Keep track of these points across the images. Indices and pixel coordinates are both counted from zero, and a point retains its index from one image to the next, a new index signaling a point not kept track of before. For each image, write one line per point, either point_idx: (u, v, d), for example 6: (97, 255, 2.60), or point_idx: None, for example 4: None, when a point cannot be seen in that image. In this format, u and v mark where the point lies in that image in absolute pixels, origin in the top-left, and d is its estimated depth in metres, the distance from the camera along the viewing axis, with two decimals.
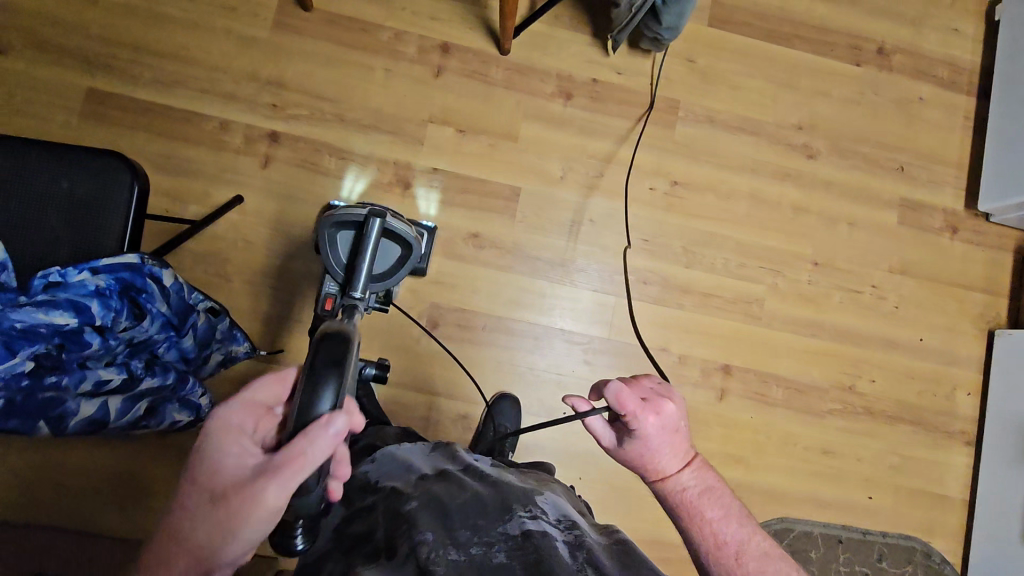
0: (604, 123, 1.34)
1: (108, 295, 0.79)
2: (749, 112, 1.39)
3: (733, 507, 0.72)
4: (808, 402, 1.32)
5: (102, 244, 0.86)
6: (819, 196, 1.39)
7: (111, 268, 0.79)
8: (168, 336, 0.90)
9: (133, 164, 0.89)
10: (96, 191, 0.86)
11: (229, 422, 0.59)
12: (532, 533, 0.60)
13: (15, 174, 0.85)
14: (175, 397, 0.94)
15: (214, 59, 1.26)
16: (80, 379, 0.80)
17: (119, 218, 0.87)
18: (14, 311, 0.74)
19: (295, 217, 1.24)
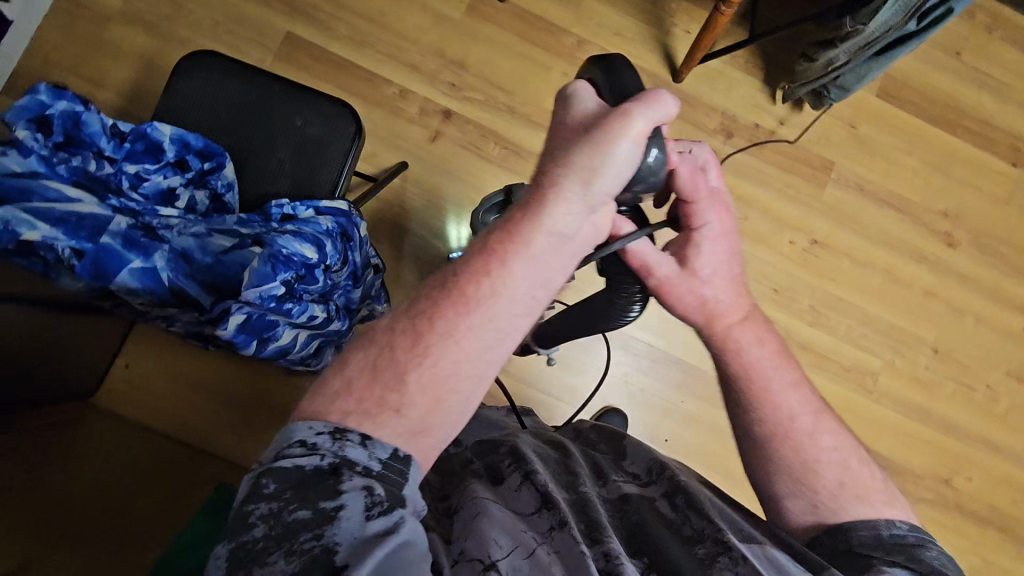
0: (757, 168, 1.36)
1: (334, 236, 0.82)
2: (899, 189, 1.40)
3: (796, 373, 0.78)
4: (903, 486, 1.31)
5: (318, 184, 0.89)
6: (951, 286, 1.39)
7: (331, 211, 0.84)
8: (349, 285, 0.93)
9: (358, 116, 0.92)
10: (323, 133, 0.89)
11: (563, 138, 0.63)
12: (628, 493, 0.73)
13: (257, 105, 0.89)
14: (334, 342, 0.97)
15: (406, 29, 1.31)
16: (302, 311, 0.78)
17: (337, 163, 0.90)
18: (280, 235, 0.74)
19: (450, 194, 1.28)
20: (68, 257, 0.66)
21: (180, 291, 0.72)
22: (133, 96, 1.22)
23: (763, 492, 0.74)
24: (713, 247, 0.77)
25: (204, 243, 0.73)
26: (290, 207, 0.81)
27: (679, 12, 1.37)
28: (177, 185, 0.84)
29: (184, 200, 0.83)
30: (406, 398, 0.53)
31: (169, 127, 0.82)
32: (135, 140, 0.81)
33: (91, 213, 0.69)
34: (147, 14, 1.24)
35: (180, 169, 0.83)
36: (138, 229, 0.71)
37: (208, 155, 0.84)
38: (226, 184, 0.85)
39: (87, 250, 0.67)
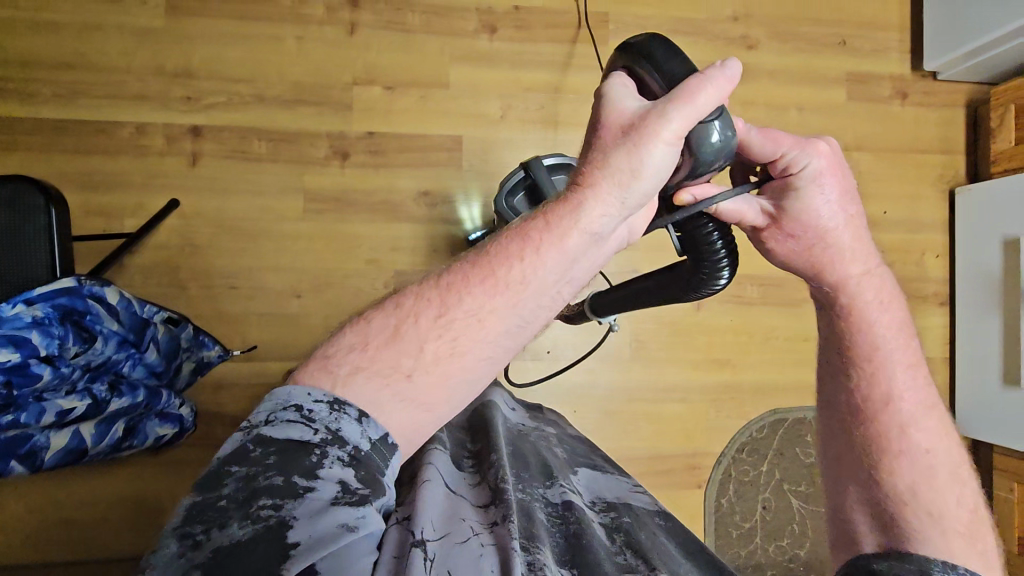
0: (536, 51, 1.29)
1: (47, 324, 0.76)
2: (681, 12, 1.33)
3: (915, 354, 0.69)
4: (785, 295, 1.33)
5: (36, 270, 0.82)
6: (765, 87, 1.35)
7: (45, 295, 0.77)
8: (130, 354, 0.88)
9: (43, 184, 0.84)
10: (12, 219, 0.81)
11: (617, 131, 0.53)
12: (573, 503, 0.73)
13: None
14: (150, 411, 0.93)
15: (114, 59, 1.18)
16: (40, 412, 0.79)
17: (45, 241, 0.83)
18: None
19: (238, 211, 1.19)
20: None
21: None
22: None
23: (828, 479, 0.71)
24: (828, 190, 0.63)
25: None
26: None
27: None
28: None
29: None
30: (425, 382, 0.54)
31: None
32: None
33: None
34: None
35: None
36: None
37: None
38: None
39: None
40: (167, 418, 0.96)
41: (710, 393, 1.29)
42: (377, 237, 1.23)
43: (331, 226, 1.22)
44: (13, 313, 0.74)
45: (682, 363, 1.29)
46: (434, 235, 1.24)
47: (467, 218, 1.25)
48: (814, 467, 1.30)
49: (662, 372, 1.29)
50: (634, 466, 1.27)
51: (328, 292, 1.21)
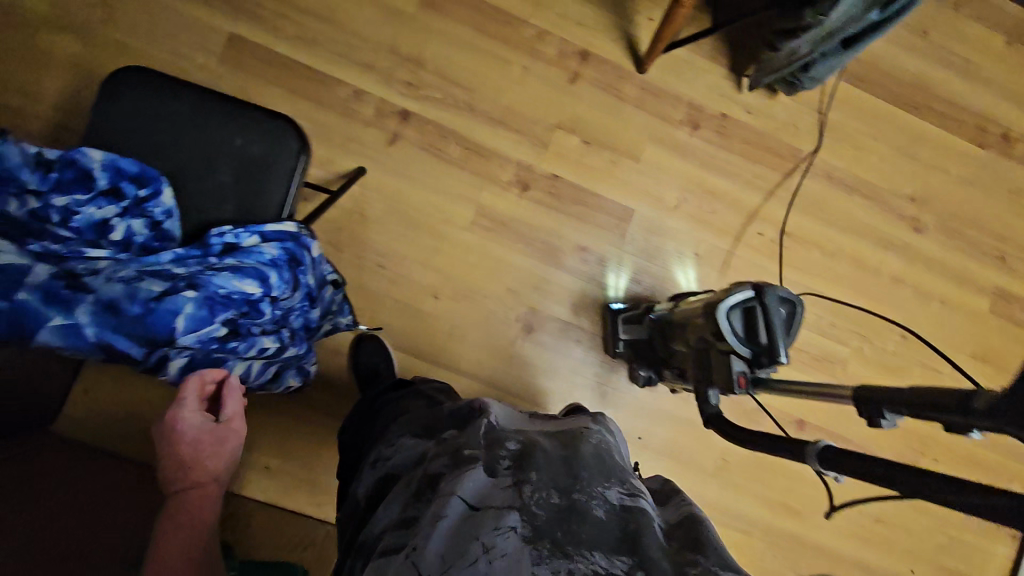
0: (727, 160, 1.34)
1: (280, 266, 0.82)
2: (867, 175, 1.39)
3: None
4: None
5: (267, 208, 0.86)
6: (918, 270, 1.40)
7: (277, 236, 0.82)
8: (304, 305, 0.90)
9: (301, 130, 0.88)
10: (266, 151, 0.86)
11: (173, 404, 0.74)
12: (625, 502, 0.63)
13: (189, 122, 0.84)
14: (297, 362, 0.96)
15: (359, 24, 1.24)
16: (250, 346, 0.80)
17: (284, 185, 0.86)
18: (215, 275, 0.75)
19: (413, 200, 1.24)
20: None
21: (114, 352, 0.69)
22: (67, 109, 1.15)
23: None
24: None
25: (137, 292, 0.70)
26: (224, 234, 0.79)
27: None
28: (111, 215, 0.79)
29: (120, 230, 0.79)
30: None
31: (98, 152, 0.77)
32: (63, 168, 0.76)
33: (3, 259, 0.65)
34: (75, 18, 1.16)
35: (113, 197, 0.78)
36: (57, 278, 0.67)
37: (144, 182, 0.79)
38: (165, 212, 0.81)
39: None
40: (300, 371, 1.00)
41: (773, 536, 1.30)
42: (525, 271, 1.27)
43: (489, 246, 1.26)
44: (251, 243, 0.80)
45: (757, 496, 1.30)
46: (575, 290, 1.28)
47: (611, 284, 1.29)
48: None
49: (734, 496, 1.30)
50: None
51: (464, 304, 1.24)
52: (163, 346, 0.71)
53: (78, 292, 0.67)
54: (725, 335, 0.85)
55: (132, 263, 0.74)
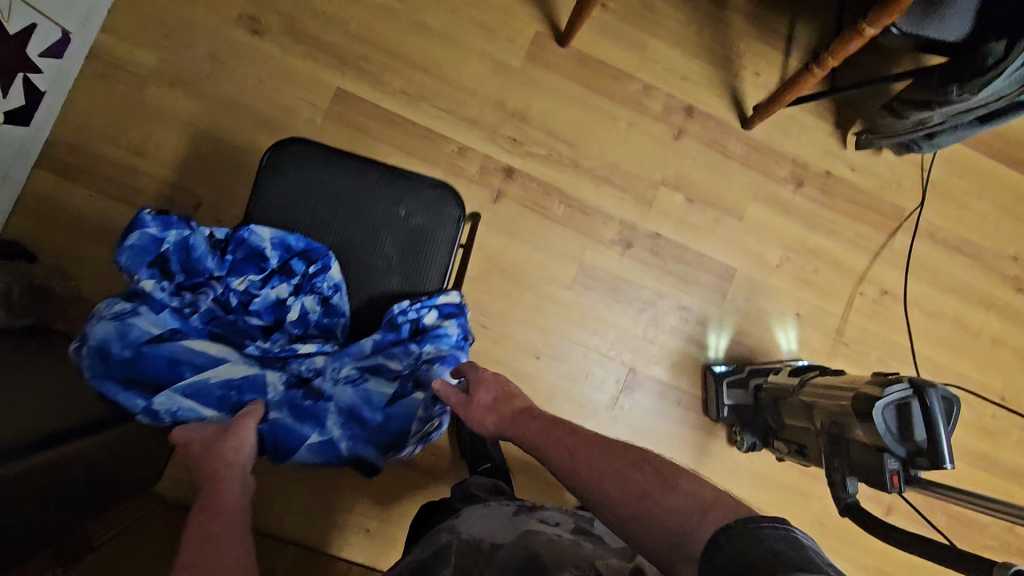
0: (829, 219, 1.32)
1: (458, 344, 0.92)
2: (970, 235, 1.36)
3: None
4: (968, 536, 1.33)
5: (426, 277, 0.91)
6: (1018, 332, 1.37)
7: (448, 310, 0.91)
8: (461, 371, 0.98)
9: (458, 197, 0.94)
10: (428, 223, 0.91)
11: (206, 438, 0.75)
12: None
13: (354, 194, 0.90)
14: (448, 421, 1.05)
15: (465, 79, 1.22)
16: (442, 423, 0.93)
17: (444, 253, 0.92)
18: (430, 366, 0.88)
19: (516, 258, 1.22)
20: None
21: (357, 457, 0.87)
22: (174, 164, 1.14)
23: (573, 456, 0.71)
24: None
25: (368, 397, 0.87)
26: (404, 310, 0.88)
27: (746, 52, 1.30)
28: (286, 293, 0.89)
29: (295, 309, 0.89)
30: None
31: (267, 230, 0.86)
32: (235, 250, 0.86)
33: (242, 377, 0.83)
34: (185, 71, 1.15)
35: (284, 275, 0.88)
36: (293, 390, 0.86)
37: (311, 259, 0.87)
38: (332, 286, 0.88)
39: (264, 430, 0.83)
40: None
41: None
42: (626, 331, 1.24)
43: (591, 305, 1.24)
44: (430, 323, 0.90)
45: (855, 563, 1.28)
46: (676, 351, 1.26)
47: (712, 344, 1.26)
48: None
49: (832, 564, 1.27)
50: None
51: (564, 364, 1.22)
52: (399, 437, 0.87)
53: (315, 401, 0.86)
54: (880, 435, 0.83)
55: (339, 359, 0.88)
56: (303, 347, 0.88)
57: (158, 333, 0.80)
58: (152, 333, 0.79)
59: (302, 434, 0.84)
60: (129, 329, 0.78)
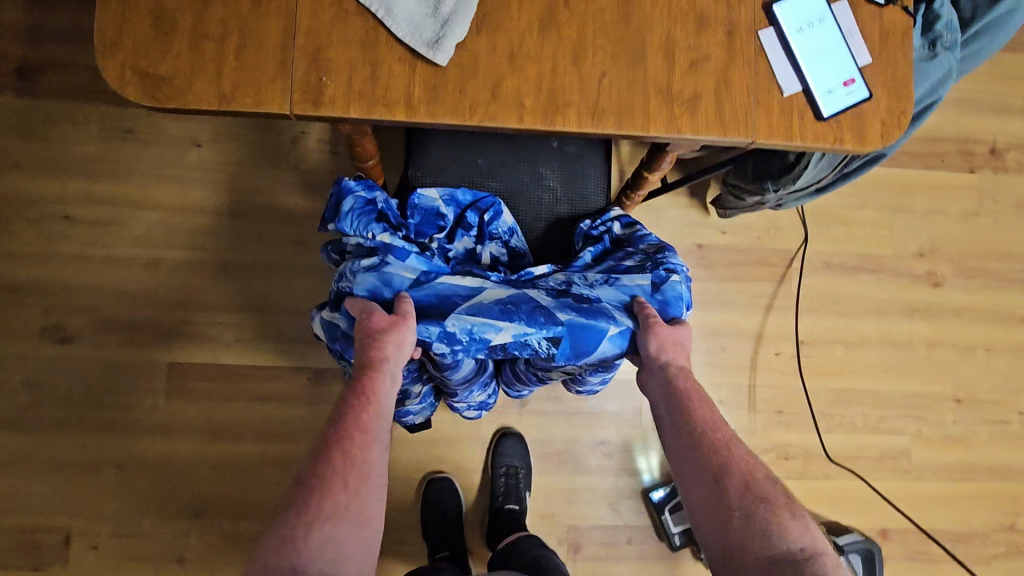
0: (718, 291, 1.24)
1: None
2: (869, 248, 1.28)
3: None
4: (972, 552, 1.25)
5: (591, 197, 0.87)
6: (950, 326, 1.29)
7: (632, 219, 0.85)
8: None
9: None
10: (580, 149, 0.89)
11: (382, 329, 0.65)
12: None
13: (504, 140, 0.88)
14: None
15: (298, 300, 1.15)
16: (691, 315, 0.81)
17: (601, 175, 0.89)
18: (669, 253, 0.77)
19: (414, 465, 1.15)
20: (542, 345, 0.68)
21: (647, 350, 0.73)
22: (35, 508, 1.08)
23: (712, 444, 0.64)
24: None
25: (630, 292, 0.73)
26: (592, 226, 0.84)
27: None
28: (470, 246, 0.80)
29: (485, 256, 0.79)
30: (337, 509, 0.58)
31: (434, 190, 0.81)
32: (413, 216, 0.80)
33: (510, 297, 0.69)
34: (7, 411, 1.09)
35: (463, 228, 0.81)
36: (562, 296, 0.71)
37: (483, 207, 0.81)
38: (508, 230, 0.82)
39: (561, 335, 0.67)
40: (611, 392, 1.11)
41: None
42: (550, 490, 1.17)
43: None
44: (624, 231, 0.83)
45: None
46: (611, 487, 1.18)
47: (645, 468, 1.19)
48: None
49: None
50: None
51: None
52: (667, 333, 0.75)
53: (590, 301, 0.70)
54: None
55: (575, 272, 0.77)
56: (535, 271, 0.78)
57: (415, 277, 0.70)
58: (410, 280, 0.70)
59: (599, 331, 0.68)
60: (390, 279, 0.69)
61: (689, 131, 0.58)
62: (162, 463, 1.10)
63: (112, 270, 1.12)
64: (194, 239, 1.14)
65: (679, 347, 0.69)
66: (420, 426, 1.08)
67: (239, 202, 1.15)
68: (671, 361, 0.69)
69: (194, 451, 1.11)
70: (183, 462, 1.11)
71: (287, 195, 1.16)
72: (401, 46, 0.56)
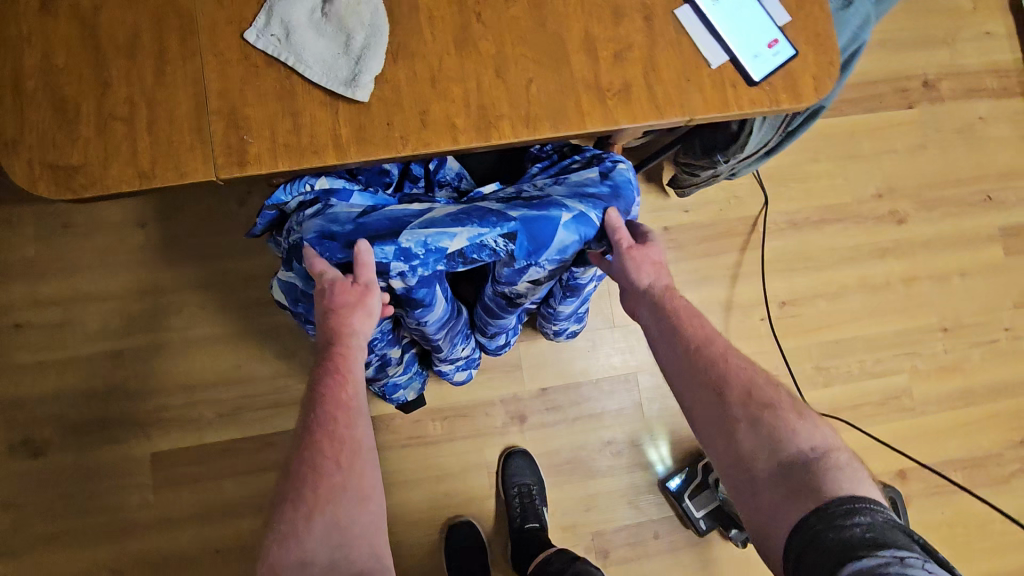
0: (692, 270, 1.24)
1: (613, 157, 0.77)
2: (829, 199, 1.29)
3: None
4: (989, 475, 1.26)
5: None
6: (921, 260, 1.31)
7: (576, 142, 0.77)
8: None
9: None
10: None
11: (347, 301, 0.53)
12: None
13: None
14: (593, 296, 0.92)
15: (275, 363, 1.11)
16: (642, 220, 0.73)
17: None
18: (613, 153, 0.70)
19: (424, 505, 1.12)
20: (501, 245, 0.54)
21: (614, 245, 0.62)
22: None
23: (711, 356, 0.59)
24: None
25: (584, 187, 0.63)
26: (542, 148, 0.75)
27: None
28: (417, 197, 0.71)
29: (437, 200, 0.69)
30: (330, 497, 0.54)
31: None
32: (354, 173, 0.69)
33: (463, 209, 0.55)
34: None
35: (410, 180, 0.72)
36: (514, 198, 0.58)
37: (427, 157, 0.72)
38: (455, 176, 0.73)
39: (517, 228, 0.53)
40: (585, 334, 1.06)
41: None
42: (567, 501, 1.14)
43: None
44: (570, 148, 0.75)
45: None
46: (626, 484, 1.16)
47: (657, 459, 1.17)
48: None
49: None
50: None
51: None
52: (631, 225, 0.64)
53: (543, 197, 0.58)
54: None
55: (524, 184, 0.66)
56: (484, 189, 0.65)
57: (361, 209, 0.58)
58: (357, 212, 0.58)
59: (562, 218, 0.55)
60: (337, 215, 0.57)
61: (627, 121, 0.57)
62: (161, 559, 1.05)
63: (73, 370, 1.07)
64: (155, 321, 1.10)
65: (656, 266, 0.63)
66: (410, 405, 1.09)
67: (194, 275, 1.12)
68: (653, 284, 0.62)
69: (192, 540, 1.06)
70: (184, 555, 1.05)
71: (243, 257, 1.13)
72: (317, 90, 0.54)
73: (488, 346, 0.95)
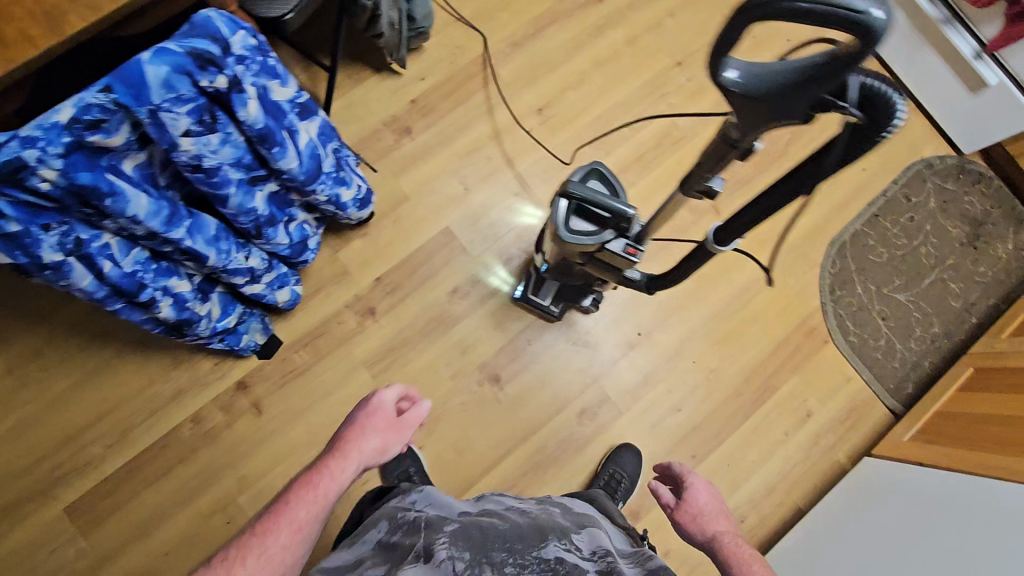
0: (453, 123, 1.36)
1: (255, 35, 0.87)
2: (535, 11, 1.42)
3: None
4: (769, 156, 1.42)
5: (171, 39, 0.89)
6: (636, 19, 1.44)
7: None
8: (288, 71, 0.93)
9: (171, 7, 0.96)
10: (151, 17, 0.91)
11: (369, 427, 0.75)
12: (565, 559, 0.65)
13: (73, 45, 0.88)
14: (335, 167, 1.03)
15: (136, 379, 1.19)
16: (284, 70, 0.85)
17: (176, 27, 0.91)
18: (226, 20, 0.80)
19: (325, 422, 1.21)
20: (106, 103, 0.64)
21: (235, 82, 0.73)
22: None
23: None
24: None
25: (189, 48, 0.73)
26: None
27: None
28: None
29: None
30: (280, 553, 0.63)
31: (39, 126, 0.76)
32: None
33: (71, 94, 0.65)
34: None
35: None
36: None
37: None
38: None
39: (109, 84, 0.64)
40: (370, 206, 1.17)
41: (774, 266, 1.38)
42: (445, 354, 1.26)
43: (403, 371, 1.25)
44: None
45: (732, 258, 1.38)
46: (485, 315, 1.29)
47: (500, 282, 1.31)
48: (893, 260, 1.40)
49: (730, 281, 1.37)
50: (767, 367, 1.34)
51: (441, 423, 1.24)
52: (242, 64, 0.75)
53: None
54: (589, 245, 0.89)
55: None
56: None
57: None
58: None
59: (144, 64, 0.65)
60: None
61: None
62: None
63: None
64: (9, 401, 1.15)
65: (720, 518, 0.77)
66: (269, 347, 1.21)
67: (24, 345, 1.17)
68: (717, 532, 0.75)
69: (138, 557, 1.12)
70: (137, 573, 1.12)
71: (61, 309, 1.19)
72: None
73: (277, 250, 1.06)
